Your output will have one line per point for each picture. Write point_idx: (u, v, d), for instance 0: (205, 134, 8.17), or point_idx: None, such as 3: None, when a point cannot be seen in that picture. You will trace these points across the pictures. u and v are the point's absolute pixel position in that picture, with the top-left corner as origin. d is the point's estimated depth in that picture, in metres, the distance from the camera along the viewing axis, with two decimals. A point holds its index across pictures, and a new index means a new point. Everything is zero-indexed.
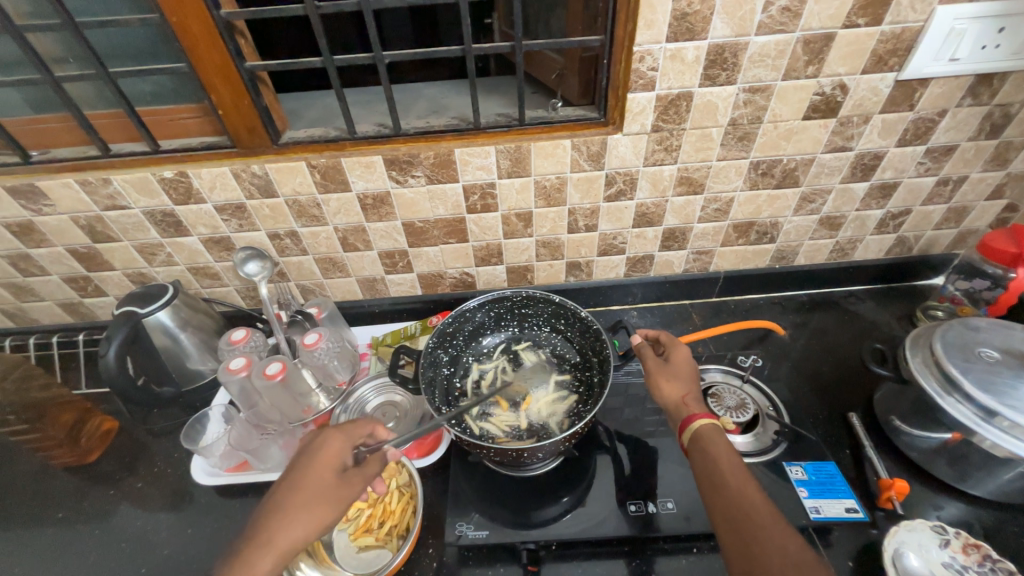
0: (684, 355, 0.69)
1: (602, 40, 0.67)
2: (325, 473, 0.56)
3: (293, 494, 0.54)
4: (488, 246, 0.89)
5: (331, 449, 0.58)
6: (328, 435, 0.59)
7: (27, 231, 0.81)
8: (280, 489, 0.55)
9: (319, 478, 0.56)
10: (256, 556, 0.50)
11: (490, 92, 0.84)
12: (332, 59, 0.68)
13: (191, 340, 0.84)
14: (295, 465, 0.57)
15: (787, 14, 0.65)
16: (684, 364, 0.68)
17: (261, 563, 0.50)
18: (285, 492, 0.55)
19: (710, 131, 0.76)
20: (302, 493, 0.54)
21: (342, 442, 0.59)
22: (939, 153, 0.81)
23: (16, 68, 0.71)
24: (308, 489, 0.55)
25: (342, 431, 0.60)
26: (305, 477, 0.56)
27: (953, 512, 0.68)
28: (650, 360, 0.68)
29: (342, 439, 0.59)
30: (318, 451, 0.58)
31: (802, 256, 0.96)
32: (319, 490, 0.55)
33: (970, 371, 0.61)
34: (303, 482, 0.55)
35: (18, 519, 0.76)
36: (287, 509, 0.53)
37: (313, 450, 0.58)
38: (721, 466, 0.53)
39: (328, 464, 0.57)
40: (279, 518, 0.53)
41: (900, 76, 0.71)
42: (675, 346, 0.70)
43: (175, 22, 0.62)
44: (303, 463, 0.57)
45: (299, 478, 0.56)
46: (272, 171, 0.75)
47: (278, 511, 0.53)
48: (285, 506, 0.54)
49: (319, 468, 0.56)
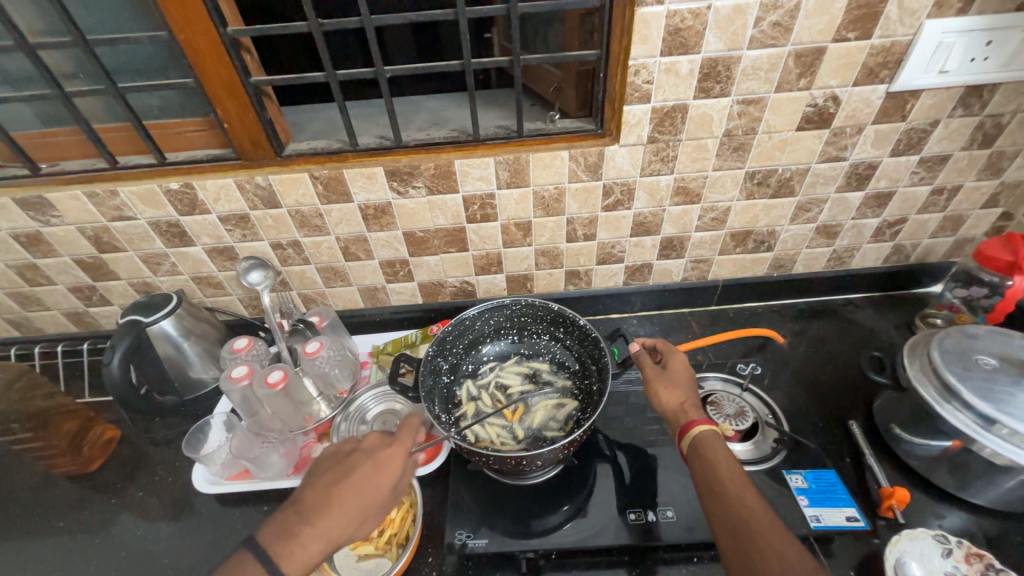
0: (682, 362, 0.69)
1: (598, 55, 0.69)
2: (386, 483, 0.55)
3: (354, 495, 0.53)
4: (488, 255, 0.90)
5: (397, 461, 0.56)
6: (397, 445, 0.57)
7: (35, 242, 0.82)
8: (341, 485, 0.54)
9: (380, 486, 0.54)
10: (308, 545, 0.50)
11: (490, 105, 0.86)
12: (335, 73, 0.70)
13: (194, 349, 0.85)
14: (357, 463, 0.55)
15: (778, 28, 0.66)
16: (683, 371, 0.68)
17: (310, 552, 0.50)
18: (344, 491, 0.53)
19: (705, 141, 0.77)
20: (361, 498, 0.53)
21: (407, 455, 0.57)
22: (933, 162, 0.82)
23: (29, 84, 0.73)
24: (368, 495, 0.54)
25: (407, 441, 0.58)
26: (367, 481, 0.54)
27: (955, 521, 0.67)
28: (649, 367, 0.69)
29: (409, 451, 0.57)
30: (385, 458, 0.56)
31: (799, 265, 0.97)
32: (376, 499, 0.54)
33: (967, 379, 0.62)
34: (364, 485, 0.54)
35: (19, 528, 0.76)
36: (343, 508, 0.53)
37: (379, 455, 0.56)
38: (720, 473, 0.54)
39: (392, 474, 0.55)
40: (335, 512, 0.52)
41: (891, 88, 0.73)
42: (673, 353, 0.71)
43: (183, 39, 0.64)
44: (367, 466, 0.55)
45: (360, 480, 0.54)
46: (276, 182, 0.76)
47: (334, 505, 0.53)
48: (343, 505, 0.53)
49: (380, 477, 0.55)
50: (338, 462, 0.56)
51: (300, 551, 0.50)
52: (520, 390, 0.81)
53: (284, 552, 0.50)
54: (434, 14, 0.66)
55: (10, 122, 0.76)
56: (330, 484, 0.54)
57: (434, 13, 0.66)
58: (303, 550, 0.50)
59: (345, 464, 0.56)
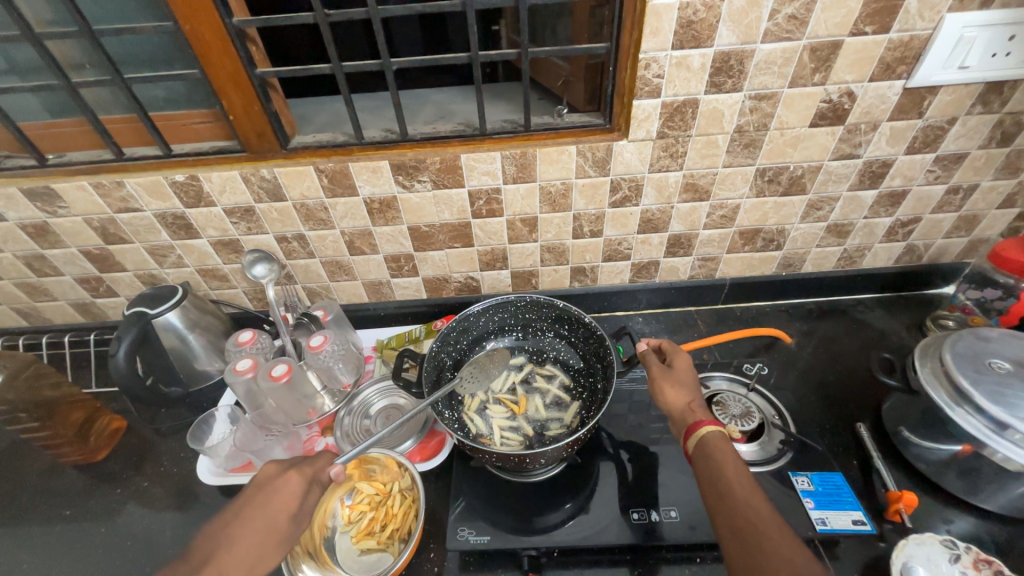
0: (686, 362, 0.68)
1: (607, 48, 0.68)
2: (278, 514, 0.56)
3: (243, 532, 0.54)
4: (493, 251, 0.89)
5: (290, 490, 0.57)
6: (288, 473, 0.58)
7: (42, 232, 0.82)
8: (230, 524, 0.55)
9: (271, 519, 0.55)
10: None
11: (497, 98, 0.85)
12: (341, 65, 0.69)
13: (199, 341, 0.85)
14: (246, 499, 0.57)
15: (794, 22, 0.65)
16: (689, 371, 0.67)
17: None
18: (234, 528, 0.54)
19: (716, 137, 0.76)
20: (250, 532, 0.54)
21: (301, 483, 0.58)
22: (949, 161, 0.80)
23: (36, 74, 0.73)
24: (259, 529, 0.55)
25: (302, 470, 0.59)
26: (256, 516, 0.55)
27: (963, 526, 0.66)
28: (655, 367, 0.68)
29: (303, 479, 0.59)
30: (277, 489, 0.57)
31: (809, 264, 0.95)
32: (267, 533, 0.55)
33: (980, 382, 0.60)
34: (253, 519, 0.55)
35: (26, 516, 0.77)
36: (234, 545, 0.53)
37: (270, 487, 0.57)
38: (727, 474, 0.53)
39: (283, 505, 0.56)
40: (223, 553, 0.53)
41: (908, 84, 0.71)
42: (677, 354, 0.70)
43: (188, 30, 0.63)
44: (257, 500, 0.56)
45: (248, 516, 0.55)
46: (281, 175, 0.76)
47: (223, 546, 0.53)
48: (232, 542, 0.53)
49: (273, 509, 0.56)
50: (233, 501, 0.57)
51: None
52: (522, 387, 0.81)
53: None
54: (441, 5, 0.65)
55: (17, 112, 0.75)
56: (222, 526, 0.55)
57: (441, 4, 0.65)
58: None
59: (237, 501, 0.57)
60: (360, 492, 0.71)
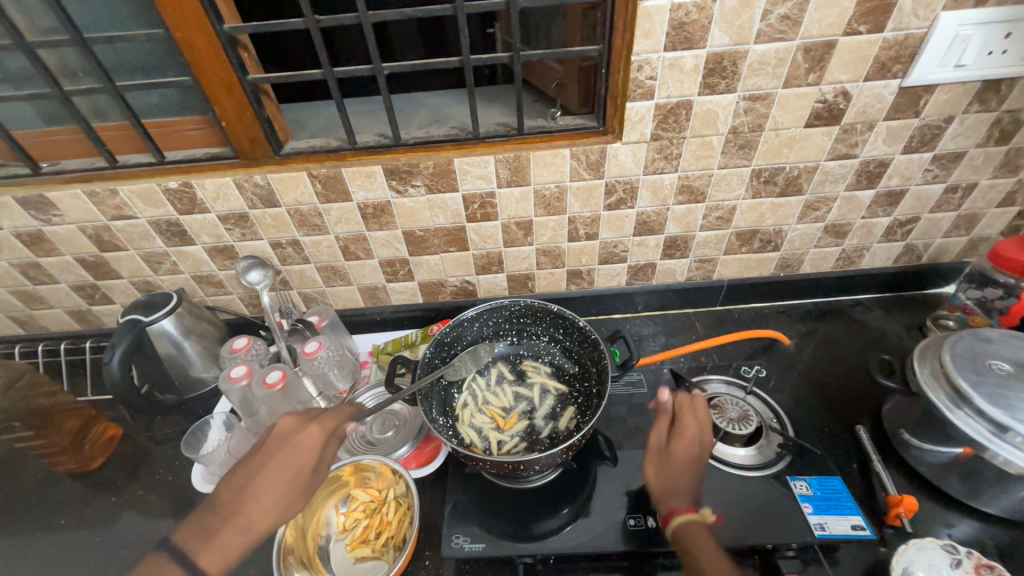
0: (691, 432, 0.65)
1: (600, 50, 0.67)
2: (302, 465, 0.58)
3: (268, 484, 0.56)
4: (489, 255, 0.89)
5: (311, 443, 0.59)
6: (310, 426, 0.60)
7: (37, 241, 0.82)
8: (254, 478, 0.57)
9: (297, 468, 0.57)
10: (229, 536, 0.53)
11: (491, 102, 0.85)
12: (333, 70, 0.69)
13: (195, 349, 0.85)
14: (272, 451, 0.58)
15: (787, 22, 0.64)
16: (691, 442, 0.64)
17: (232, 542, 0.53)
18: (258, 482, 0.56)
19: (711, 139, 0.75)
20: (275, 485, 0.56)
21: (321, 436, 0.60)
22: (947, 160, 0.80)
23: (30, 83, 0.73)
24: (285, 480, 0.57)
25: (324, 422, 0.61)
26: (280, 468, 0.57)
27: (965, 530, 0.65)
28: (656, 433, 0.67)
29: (324, 430, 0.60)
30: (298, 443, 0.59)
31: (807, 265, 0.95)
32: (296, 481, 0.57)
33: (980, 384, 0.60)
34: (279, 469, 0.57)
35: (22, 524, 0.77)
36: (262, 498, 0.56)
37: (291, 441, 0.59)
38: (700, 560, 0.55)
39: (306, 458, 0.58)
40: (251, 507, 0.55)
41: (904, 83, 0.70)
42: (689, 418, 0.66)
43: (179, 37, 0.63)
44: (279, 455, 0.58)
45: (272, 470, 0.57)
46: (274, 181, 0.76)
47: (250, 498, 0.55)
48: (259, 495, 0.56)
49: (296, 461, 0.58)
50: (254, 453, 0.59)
51: (223, 542, 0.53)
52: (518, 395, 0.79)
53: (206, 549, 0.53)
54: (433, 9, 0.65)
55: (12, 122, 0.76)
56: (244, 479, 0.57)
57: (433, 8, 0.65)
58: (222, 547, 0.53)
59: (260, 454, 0.58)
60: (355, 499, 0.71)
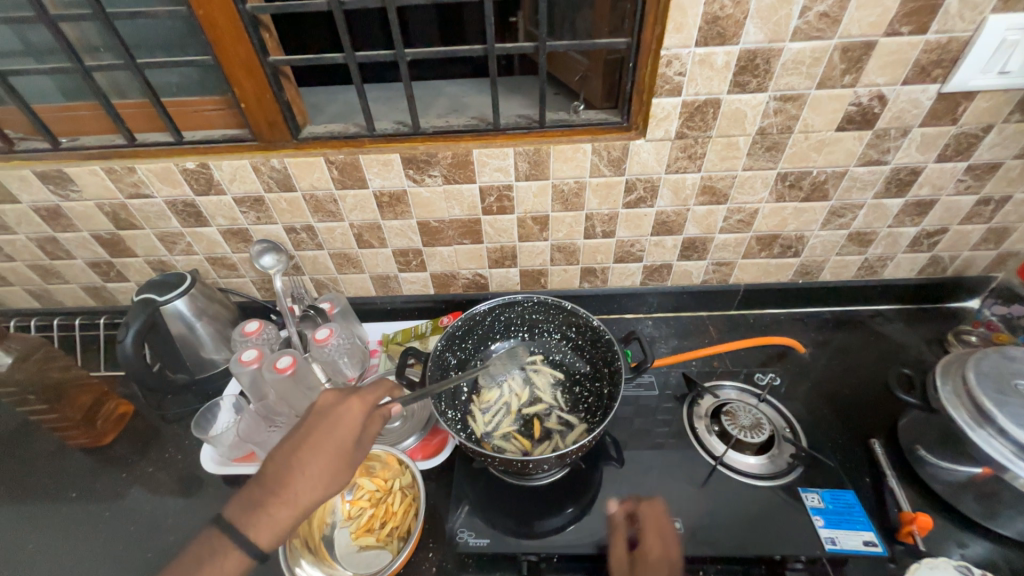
0: (656, 554, 0.59)
1: (627, 43, 0.65)
2: (344, 438, 0.54)
3: (313, 458, 0.53)
4: (503, 248, 0.88)
5: (352, 416, 0.55)
6: (349, 401, 0.56)
7: (55, 216, 0.83)
8: (298, 450, 0.53)
9: (338, 443, 0.54)
10: (276, 511, 0.52)
11: (512, 93, 0.83)
12: (354, 55, 0.67)
13: (206, 330, 0.85)
14: (311, 425, 0.55)
15: (826, 20, 0.62)
16: (658, 565, 0.58)
17: (279, 515, 0.52)
18: (301, 455, 0.53)
19: (737, 139, 0.73)
20: (320, 460, 0.53)
21: (363, 409, 0.56)
22: (982, 170, 0.77)
23: (51, 57, 0.73)
24: (328, 454, 0.53)
25: (362, 397, 0.57)
26: (324, 441, 0.54)
27: (978, 551, 0.64)
28: (621, 557, 0.60)
29: (364, 406, 0.56)
30: (339, 415, 0.55)
31: (827, 272, 0.93)
32: (338, 456, 0.54)
33: (1005, 404, 0.58)
34: (321, 444, 0.53)
35: (33, 494, 0.78)
36: (308, 471, 0.53)
37: (334, 414, 0.55)
38: None
39: (348, 431, 0.55)
40: (296, 480, 0.52)
41: (944, 88, 0.68)
42: (650, 538, 0.61)
43: (201, 15, 0.62)
44: (323, 427, 0.54)
45: (315, 442, 0.53)
46: (291, 166, 0.75)
47: (294, 472, 0.53)
48: (304, 468, 0.53)
49: (339, 434, 0.54)
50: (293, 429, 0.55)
51: (269, 518, 0.51)
52: (548, 398, 0.78)
53: (253, 523, 0.51)
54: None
55: (31, 95, 0.76)
56: (287, 451, 0.54)
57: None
58: (270, 520, 0.51)
59: (299, 430, 0.55)
60: (361, 488, 0.71)
